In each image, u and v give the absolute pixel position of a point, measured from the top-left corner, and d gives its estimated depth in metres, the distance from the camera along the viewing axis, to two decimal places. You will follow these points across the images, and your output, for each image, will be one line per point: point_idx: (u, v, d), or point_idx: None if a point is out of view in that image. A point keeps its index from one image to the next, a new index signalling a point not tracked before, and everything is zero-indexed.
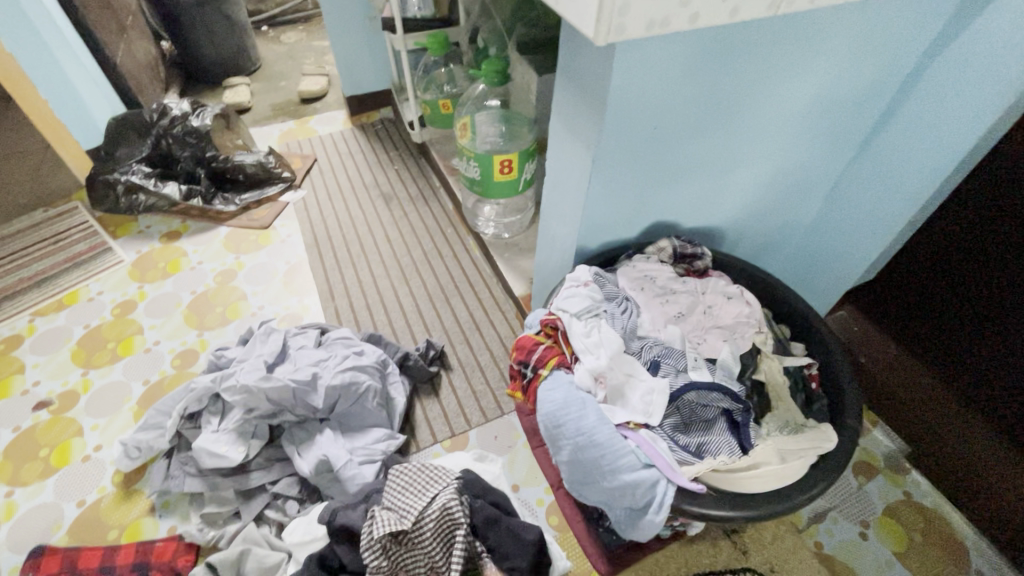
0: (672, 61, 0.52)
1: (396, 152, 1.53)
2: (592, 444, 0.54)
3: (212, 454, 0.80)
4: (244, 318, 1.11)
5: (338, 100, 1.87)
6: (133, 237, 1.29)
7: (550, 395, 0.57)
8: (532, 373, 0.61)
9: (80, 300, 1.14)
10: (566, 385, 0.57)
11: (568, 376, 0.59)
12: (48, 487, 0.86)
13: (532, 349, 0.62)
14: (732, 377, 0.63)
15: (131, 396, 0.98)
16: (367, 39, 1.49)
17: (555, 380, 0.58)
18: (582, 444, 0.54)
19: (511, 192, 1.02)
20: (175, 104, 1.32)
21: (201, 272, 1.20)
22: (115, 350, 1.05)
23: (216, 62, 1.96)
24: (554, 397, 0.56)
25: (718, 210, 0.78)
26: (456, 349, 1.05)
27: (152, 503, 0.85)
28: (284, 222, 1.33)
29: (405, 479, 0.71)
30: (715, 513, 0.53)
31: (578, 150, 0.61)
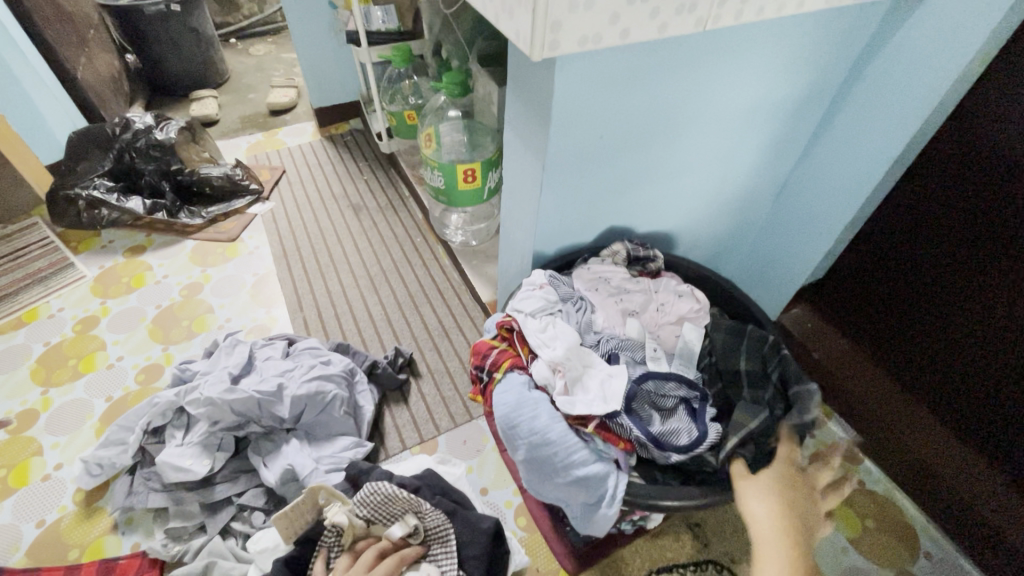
0: (613, 73, 0.55)
1: (365, 163, 1.54)
2: (545, 443, 0.55)
3: (177, 468, 0.80)
4: (210, 331, 1.10)
5: (307, 112, 1.87)
6: (95, 252, 1.27)
7: (502, 398, 0.58)
8: (487, 376, 0.63)
9: (40, 318, 1.12)
10: (518, 388, 0.59)
11: (522, 378, 0.60)
12: (5, 508, 0.84)
13: (486, 353, 0.64)
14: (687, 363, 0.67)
15: (93, 413, 0.96)
16: (334, 52, 1.51)
17: (508, 383, 0.60)
18: (535, 443, 0.56)
19: (476, 200, 1.05)
20: (138, 117, 1.31)
21: (166, 286, 1.19)
22: (76, 367, 1.03)
23: (182, 75, 1.95)
24: (507, 399, 0.58)
25: (670, 214, 0.81)
26: (425, 356, 1.07)
27: (115, 520, 0.83)
28: (252, 234, 1.33)
29: (380, 498, 0.67)
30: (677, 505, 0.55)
31: (530, 158, 0.64)
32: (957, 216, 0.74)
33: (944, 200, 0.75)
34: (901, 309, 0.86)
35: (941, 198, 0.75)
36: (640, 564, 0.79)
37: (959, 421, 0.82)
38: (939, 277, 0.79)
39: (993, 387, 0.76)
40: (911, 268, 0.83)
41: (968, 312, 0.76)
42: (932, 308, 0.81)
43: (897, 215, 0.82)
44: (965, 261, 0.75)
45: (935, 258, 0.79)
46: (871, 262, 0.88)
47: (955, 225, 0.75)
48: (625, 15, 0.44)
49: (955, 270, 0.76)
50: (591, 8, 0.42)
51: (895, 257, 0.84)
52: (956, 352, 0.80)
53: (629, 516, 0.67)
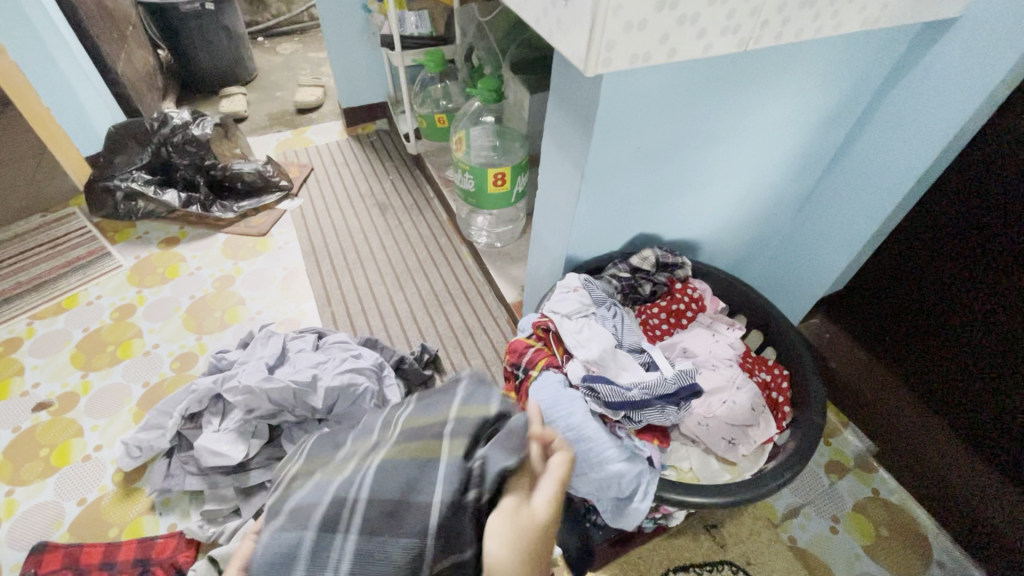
0: (655, 86, 0.57)
1: (390, 163, 1.57)
2: (581, 438, 0.58)
3: (214, 453, 0.83)
4: (242, 322, 1.13)
5: (334, 111, 1.92)
6: (131, 242, 1.31)
7: (539, 395, 0.61)
8: (523, 374, 0.64)
9: (79, 304, 1.16)
10: (555, 385, 0.61)
11: (557, 376, 0.62)
12: (48, 486, 0.88)
13: (523, 351, 0.66)
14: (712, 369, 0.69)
15: (130, 398, 1.00)
16: (364, 54, 1.54)
17: (545, 381, 0.62)
18: (571, 438, 0.58)
19: (504, 203, 1.08)
20: (175, 113, 1.35)
21: (199, 277, 1.23)
22: (114, 353, 1.07)
23: (212, 72, 2.00)
24: (542, 396, 0.60)
25: (697, 223, 0.84)
26: (450, 353, 1.09)
27: (153, 501, 0.87)
28: (281, 230, 1.36)
29: None
30: (700, 501, 0.57)
31: (569, 165, 0.66)
32: (977, 234, 0.76)
33: (966, 220, 0.77)
34: (919, 323, 0.88)
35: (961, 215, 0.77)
36: (659, 562, 0.82)
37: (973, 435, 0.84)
38: (961, 295, 0.80)
39: (1010, 403, 0.77)
40: (932, 284, 0.84)
41: (987, 329, 0.78)
42: (950, 323, 0.83)
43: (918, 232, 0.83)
44: (988, 279, 0.76)
45: (953, 273, 0.80)
46: (890, 276, 0.90)
47: (975, 243, 0.76)
48: (674, 35, 0.47)
49: (973, 287, 0.78)
50: (644, 29, 0.45)
51: (917, 271, 0.86)
52: (974, 368, 0.81)
53: (651, 513, 0.70)
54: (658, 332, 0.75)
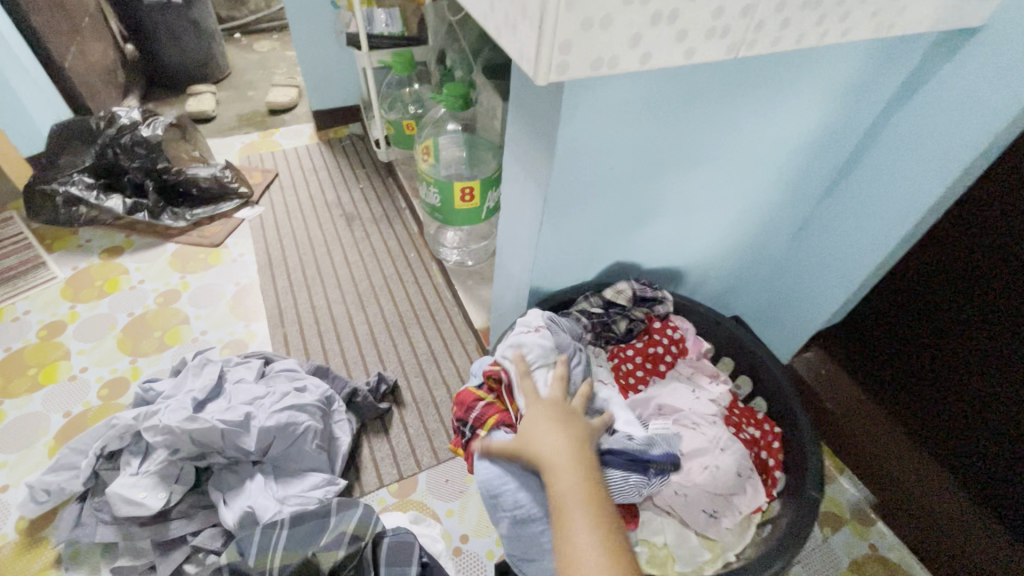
0: (629, 98, 0.48)
1: (362, 171, 1.48)
2: (533, 518, 0.49)
3: (128, 501, 0.73)
4: (184, 344, 1.03)
5: (307, 113, 1.82)
6: (70, 252, 1.20)
7: (489, 459, 0.52)
8: (471, 433, 0.56)
9: (4, 320, 1.05)
10: None
11: (510, 441, 0.54)
12: None
13: (472, 407, 0.56)
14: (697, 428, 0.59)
15: (48, 430, 0.89)
16: (335, 54, 1.45)
17: (494, 447, 0.53)
18: (522, 518, 0.50)
19: (473, 219, 0.98)
20: (124, 112, 1.25)
21: (141, 292, 1.13)
22: (36, 377, 0.96)
23: (181, 69, 1.90)
24: (493, 461, 0.51)
25: (680, 251, 0.75)
26: (411, 383, 1.00)
27: (59, 553, 0.76)
28: (237, 240, 1.26)
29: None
30: None
31: (530, 187, 0.57)
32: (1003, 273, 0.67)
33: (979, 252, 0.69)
34: (924, 362, 0.80)
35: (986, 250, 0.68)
36: None
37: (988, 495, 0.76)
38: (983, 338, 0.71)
39: None
40: (948, 325, 0.75)
41: (1000, 374, 0.70)
42: (960, 364, 0.75)
43: (924, 265, 0.76)
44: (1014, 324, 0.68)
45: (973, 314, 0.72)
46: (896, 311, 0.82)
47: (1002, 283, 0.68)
48: (648, 37, 0.38)
49: (997, 332, 0.69)
50: (608, 28, 0.36)
51: (923, 306, 0.78)
52: (994, 422, 0.73)
53: None
54: (633, 379, 0.65)
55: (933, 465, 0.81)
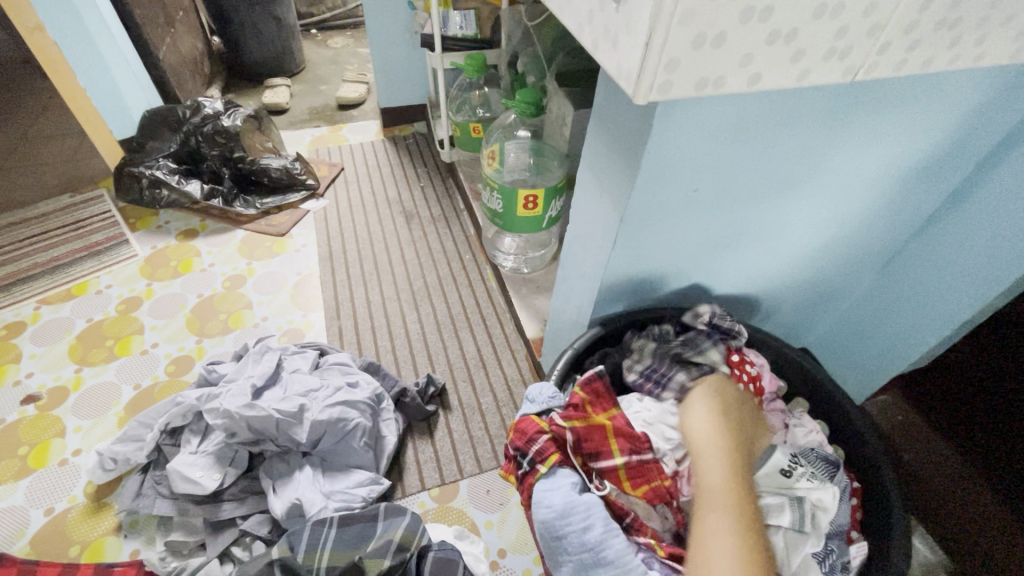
0: (724, 119, 0.45)
1: (423, 169, 1.49)
2: (599, 564, 0.45)
3: (186, 479, 0.76)
4: (245, 329, 1.07)
5: (374, 109, 1.86)
6: (150, 231, 1.27)
7: (547, 498, 0.47)
8: (528, 466, 0.50)
9: (88, 292, 1.13)
10: (568, 488, 0.48)
11: (572, 476, 0.49)
12: (20, 488, 0.83)
13: (534, 438, 0.51)
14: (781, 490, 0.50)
15: (118, 401, 0.94)
16: (407, 54, 1.47)
17: (555, 482, 0.49)
18: (586, 563, 0.45)
19: (534, 228, 0.97)
20: (208, 103, 1.33)
21: (211, 275, 1.18)
22: (112, 349, 1.02)
23: (260, 62, 1.98)
24: (551, 503, 0.47)
25: (756, 279, 0.70)
26: (458, 387, 1.00)
27: (120, 520, 0.80)
28: (301, 231, 1.30)
29: None
30: None
31: (606, 204, 0.55)
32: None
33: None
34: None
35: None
36: None
37: None
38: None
39: None
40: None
41: None
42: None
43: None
44: None
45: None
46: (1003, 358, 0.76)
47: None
48: (760, 57, 0.35)
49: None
50: (720, 46, 0.33)
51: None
52: None
53: None
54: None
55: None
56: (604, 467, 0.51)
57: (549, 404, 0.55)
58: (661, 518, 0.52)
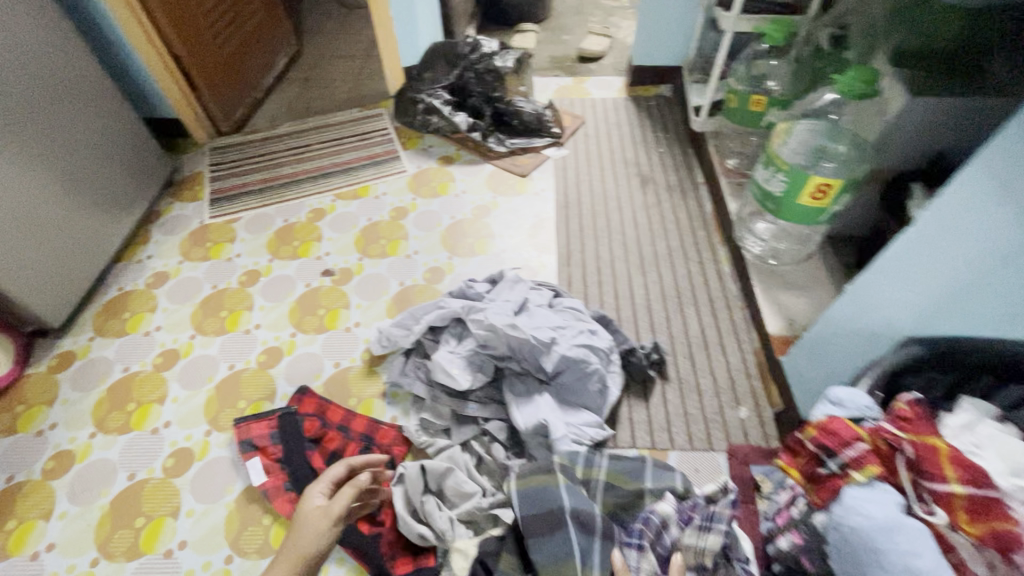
0: None
1: (664, 136, 1.45)
2: None
3: (445, 373, 0.89)
4: (488, 256, 1.18)
5: (615, 66, 1.85)
6: (417, 152, 1.45)
7: (864, 508, 0.50)
8: (837, 468, 0.54)
9: (369, 196, 1.33)
10: (888, 503, 0.49)
11: (891, 492, 0.50)
12: (318, 341, 1.05)
13: (846, 442, 0.54)
14: None
15: (388, 291, 1.13)
16: (679, 10, 1.41)
17: (874, 492, 0.51)
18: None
19: (809, 219, 0.90)
20: (485, 42, 1.45)
21: (462, 201, 1.31)
22: (385, 248, 1.21)
23: (516, 7, 2.07)
24: (870, 513, 0.49)
25: None
26: (678, 361, 1.00)
27: (385, 389, 0.97)
28: (541, 175, 1.37)
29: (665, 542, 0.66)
30: None
31: (1005, 217, 0.48)
32: None
33: None
34: None
35: None
36: None
37: None
38: None
39: None
40: None
41: None
42: None
43: None
44: None
45: None
46: None
47: None
48: None
49: None
50: None
51: None
52: None
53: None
54: None
55: None
56: (933, 494, 0.47)
57: (864, 414, 0.56)
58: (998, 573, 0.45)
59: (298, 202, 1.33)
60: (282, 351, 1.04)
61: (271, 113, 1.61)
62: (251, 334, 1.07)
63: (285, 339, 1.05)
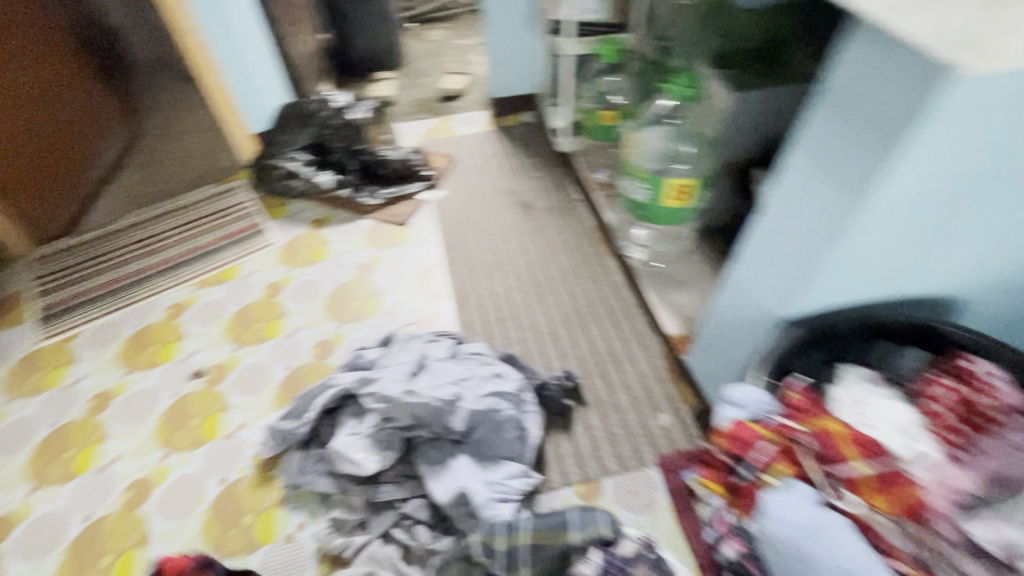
0: (1009, 93, 0.40)
1: (536, 160, 1.47)
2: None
3: (349, 460, 0.79)
4: (379, 316, 1.10)
5: (478, 101, 1.87)
6: (284, 220, 1.34)
7: (789, 515, 0.50)
8: (751, 476, 0.56)
9: (236, 277, 1.21)
10: (806, 502, 0.51)
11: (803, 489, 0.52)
12: (196, 457, 0.90)
13: (751, 444, 0.56)
14: None
15: (272, 379, 1.00)
16: (523, 42, 1.45)
17: (791, 493, 0.52)
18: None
19: (679, 219, 0.93)
20: (335, 96, 1.39)
21: (342, 263, 1.23)
22: (262, 331, 1.09)
23: (368, 57, 2.04)
24: (793, 518, 0.50)
25: (974, 276, 0.62)
26: (593, 383, 0.97)
27: (284, 494, 0.85)
28: (422, 221, 1.32)
29: None
30: None
31: (831, 191, 0.50)
32: None
33: None
34: None
35: None
36: None
37: None
38: None
39: None
40: None
41: None
42: None
43: None
44: None
45: None
46: None
47: None
48: None
49: None
50: None
51: None
52: None
53: None
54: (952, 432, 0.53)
55: None
56: (837, 479, 0.52)
57: (762, 413, 0.57)
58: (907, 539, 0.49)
59: (151, 301, 1.16)
60: (152, 480, 0.88)
61: (107, 206, 1.42)
62: (109, 469, 0.89)
63: (153, 465, 0.89)
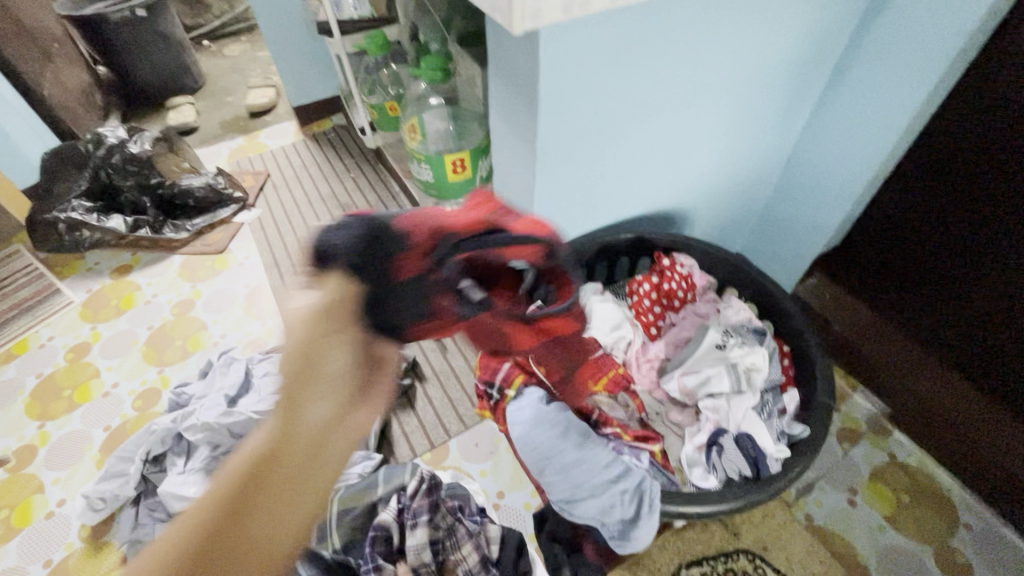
0: (601, 42, 0.49)
1: (351, 160, 1.48)
2: (575, 458, 0.51)
3: (179, 498, 0.76)
4: (206, 349, 1.06)
5: (289, 111, 1.82)
6: (81, 275, 1.23)
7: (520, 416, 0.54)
8: (499, 394, 0.57)
9: (30, 349, 1.09)
10: (535, 403, 0.54)
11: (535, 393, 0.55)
12: (11, 550, 0.82)
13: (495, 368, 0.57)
14: (729, 366, 0.55)
15: (91, 444, 0.93)
16: (308, 45, 1.44)
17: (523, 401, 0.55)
18: (563, 460, 0.51)
19: (468, 190, 1.00)
20: (109, 131, 1.25)
21: (156, 305, 1.16)
22: (71, 398, 1.00)
23: (156, 84, 1.88)
24: (524, 417, 0.53)
25: (674, 192, 0.76)
26: (429, 358, 1.03)
27: (123, 554, 0.81)
28: (240, 244, 1.28)
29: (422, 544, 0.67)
30: (717, 508, 0.48)
31: (520, 142, 0.58)
32: (947, 185, 0.74)
33: (951, 175, 0.72)
34: (912, 276, 0.84)
35: (919, 176, 0.75)
36: (668, 560, 0.79)
37: (978, 376, 0.81)
38: (933, 250, 0.79)
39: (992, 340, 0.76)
40: (928, 249, 0.80)
41: (964, 277, 0.77)
42: (927, 265, 0.81)
43: (904, 191, 0.78)
44: (946, 234, 0.77)
45: (933, 231, 0.78)
46: (876, 239, 0.85)
47: (943, 197, 0.75)
48: None
49: (949, 245, 0.77)
50: None
51: (911, 230, 0.80)
52: (960, 309, 0.79)
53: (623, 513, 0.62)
54: (652, 314, 0.67)
55: (934, 359, 0.86)
56: (563, 377, 0.58)
57: None
58: (625, 408, 0.59)
59: None
60: None
61: None
62: None
63: None
